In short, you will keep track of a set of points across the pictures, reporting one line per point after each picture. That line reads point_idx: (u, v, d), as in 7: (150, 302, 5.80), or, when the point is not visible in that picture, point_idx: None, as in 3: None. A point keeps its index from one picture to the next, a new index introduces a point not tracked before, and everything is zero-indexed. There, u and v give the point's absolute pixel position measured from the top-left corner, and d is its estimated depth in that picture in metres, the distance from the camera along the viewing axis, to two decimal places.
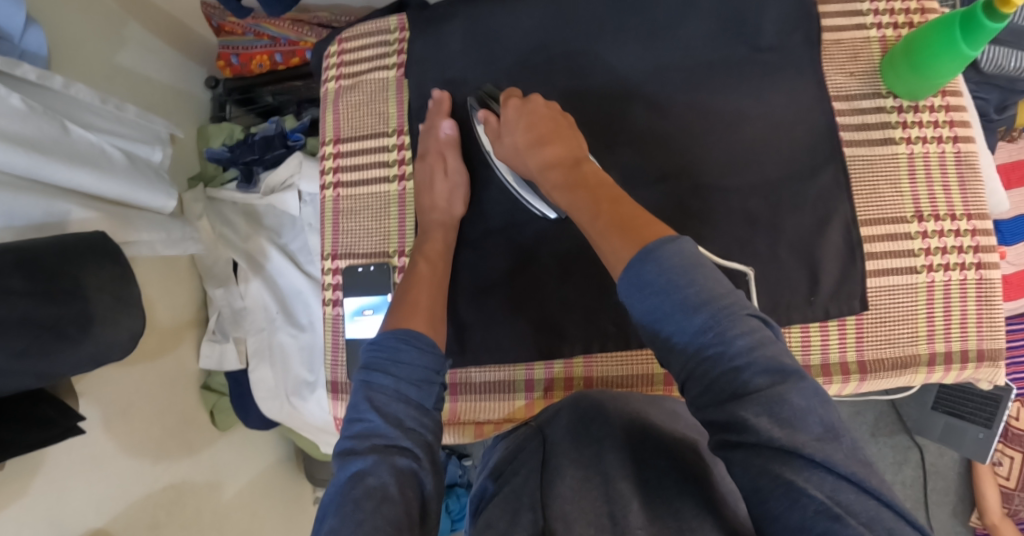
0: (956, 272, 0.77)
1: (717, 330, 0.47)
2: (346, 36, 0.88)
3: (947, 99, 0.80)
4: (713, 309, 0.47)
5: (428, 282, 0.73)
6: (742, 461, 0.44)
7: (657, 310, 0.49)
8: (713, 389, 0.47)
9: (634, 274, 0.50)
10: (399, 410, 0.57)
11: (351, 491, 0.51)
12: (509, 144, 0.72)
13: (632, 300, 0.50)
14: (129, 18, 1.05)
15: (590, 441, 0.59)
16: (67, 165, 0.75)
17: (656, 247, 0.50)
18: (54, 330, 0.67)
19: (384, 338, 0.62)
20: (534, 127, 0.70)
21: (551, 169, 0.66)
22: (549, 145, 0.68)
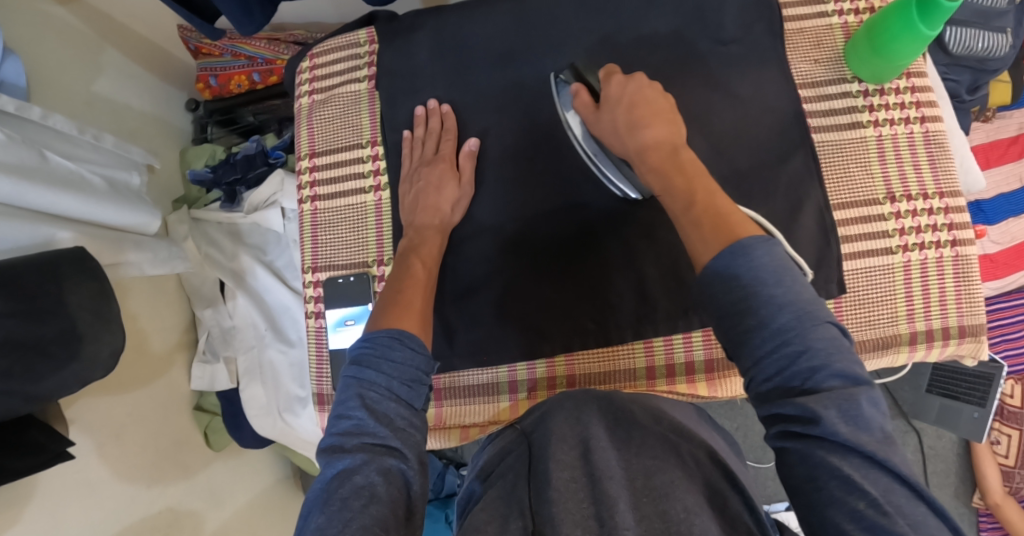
0: (932, 250, 0.77)
1: (799, 329, 0.47)
2: (318, 51, 0.89)
3: (912, 81, 0.81)
4: (798, 310, 0.48)
5: (416, 283, 0.71)
6: (802, 453, 0.45)
7: (742, 303, 0.49)
8: (785, 382, 0.47)
9: (724, 265, 0.51)
10: (387, 406, 0.57)
11: (338, 490, 0.51)
12: (608, 122, 0.68)
13: (720, 290, 0.51)
14: (107, 46, 1.07)
15: (580, 439, 0.57)
16: (49, 190, 0.76)
17: (752, 243, 0.51)
18: (37, 351, 0.68)
19: (378, 336, 0.62)
20: (637, 107, 0.67)
21: (649, 153, 0.64)
22: (651, 128, 0.65)
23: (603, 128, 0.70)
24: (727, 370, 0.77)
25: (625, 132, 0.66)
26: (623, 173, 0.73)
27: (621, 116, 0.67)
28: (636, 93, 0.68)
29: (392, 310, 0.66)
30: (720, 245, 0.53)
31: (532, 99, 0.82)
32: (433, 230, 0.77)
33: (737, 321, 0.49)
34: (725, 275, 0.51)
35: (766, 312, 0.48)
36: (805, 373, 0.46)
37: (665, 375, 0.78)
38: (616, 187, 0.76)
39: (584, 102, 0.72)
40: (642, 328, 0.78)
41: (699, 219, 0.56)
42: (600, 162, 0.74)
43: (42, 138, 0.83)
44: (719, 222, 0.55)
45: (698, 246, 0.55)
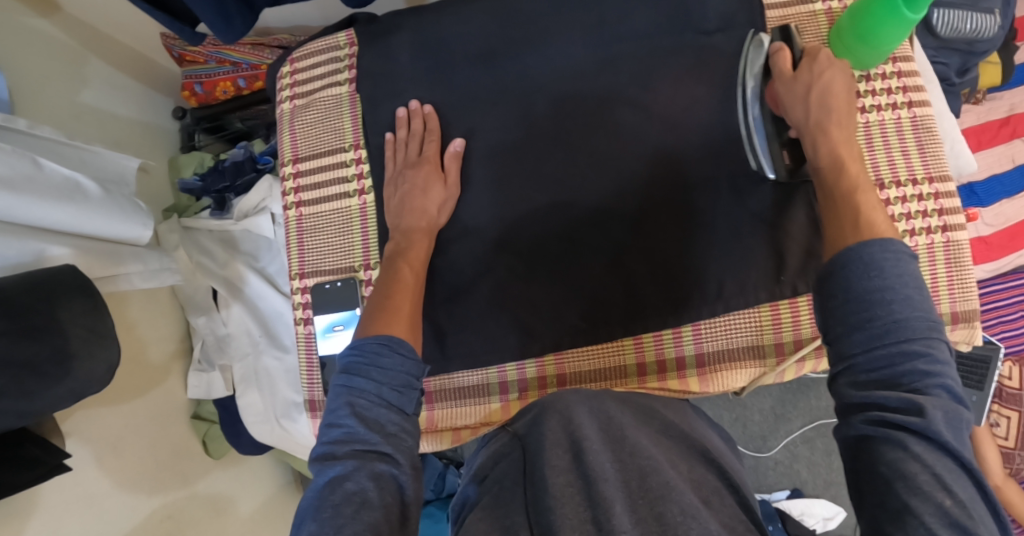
0: (923, 237, 0.77)
1: (924, 336, 0.48)
2: (298, 56, 0.89)
3: (898, 65, 0.80)
4: (927, 321, 0.49)
5: (406, 288, 0.71)
6: (892, 442, 0.45)
7: (879, 293, 0.50)
8: (888, 377, 0.48)
9: (874, 256, 0.51)
10: (382, 413, 0.57)
11: (330, 497, 0.51)
12: (801, 87, 0.68)
13: (861, 275, 0.51)
14: (90, 56, 1.06)
15: (572, 440, 0.57)
16: (41, 203, 0.76)
17: (901, 249, 0.52)
18: (31, 368, 0.68)
19: (366, 343, 0.62)
20: (829, 87, 0.67)
21: (827, 132, 0.64)
22: (834, 111, 0.65)
23: (788, 94, 0.68)
24: (718, 364, 0.77)
25: (815, 103, 0.66)
26: (775, 150, 0.71)
27: (813, 88, 0.67)
28: (834, 72, 0.68)
29: (378, 316, 0.66)
30: (881, 234, 0.54)
31: (517, 98, 0.81)
32: (421, 232, 0.77)
33: (866, 308, 0.50)
34: (870, 267, 0.51)
35: (898, 307, 0.49)
36: (916, 374, 0.47)
37: (656, 371, 0.78)
38: (754, 159, 0.74)
39: (783, 62, 0.70)
40: (633, 325, 0.77)
41: (856, 209, 0.58)
42: (754, 128, 0.72)
43: (32, 146, 0.83)
44: (870, 213, 0.56)
45: (847, 228, 0.56)
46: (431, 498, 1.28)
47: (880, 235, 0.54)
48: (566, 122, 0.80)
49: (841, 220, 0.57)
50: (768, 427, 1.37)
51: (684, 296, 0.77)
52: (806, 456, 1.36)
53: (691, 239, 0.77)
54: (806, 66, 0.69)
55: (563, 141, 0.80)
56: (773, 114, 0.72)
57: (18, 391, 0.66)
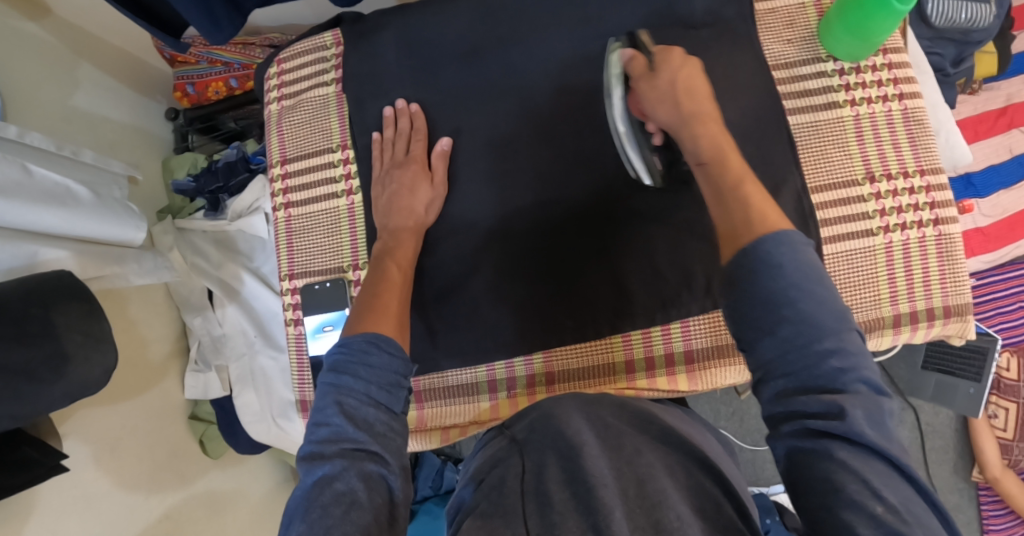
0: (914, 230, 0.76)
1: (836, 332, 0.47)
2: (284, 56, 0.88)
3: (889, 57, 0.79)
4: (837, 316, 0.48)
5: (395, 287, 0.71)
6: (819, 451, 0.44)
7: (785, 294, 0.48)
8: (808, 381, 0.47)
9: (768, 256, 0.49)
10: (369, 412, 0.57)
11: (319, 497, 0.51)
12: (664, 86, 0.66)
13: (765, 277, 0.49)
14: (83, 61, 1.06)
15: (567, 444, 0.55)
16: (33, 208, 0.76)
17: (796, 241, 0.50)
18: (26, 373, 0.68)
19: (353, 342, 0.62)
20: (693, 84, 0.65)
21: (699, 124, 0.63)
22: (701, 103, 0.64)
23: (651, 94, 0.66)
24: (707, 360, 0.76)
25: (680, 99, 0.64)
26: (648, 155, 0.70)
27: (674, 84, 0.65)
28: (690, 69, 0.67)
29: (369, 313, 0.66)
30: (775, 225, 0.52)
31: (503, 96, 0.81)
32: (410, 231, 0.77)
33: (773, 309, 0.48)
34: (771, 266, 0.49)
35: (803, 306, 0.48)
36: (835, 375, 0.46)
37: (644, 368, 0.78)
38: (631, 170, 0.73)
39: (638, 67, 0.69)
40: (619, 323, 0.78)
41: (747, 200, 0.55)
42: (625, 139, 0.70)
43: (25, 153, 0.83)
44: (761, 207, 0.54)
45: (741, 229, 0.53)
46: (429, 494, 1.28)
47: (775, 228, 0.51)
48: (552, 119, 0.80)
49: (732, 220, 0.55)
50: None
51: (673, 293, 0.77)
52: None
53: (679, 237, 0.76)
54: (663, 67, 0.67)
55: (550, 139, 0.80)
56: (640, 121, 0.70)
57: (13, 396, 0.66)
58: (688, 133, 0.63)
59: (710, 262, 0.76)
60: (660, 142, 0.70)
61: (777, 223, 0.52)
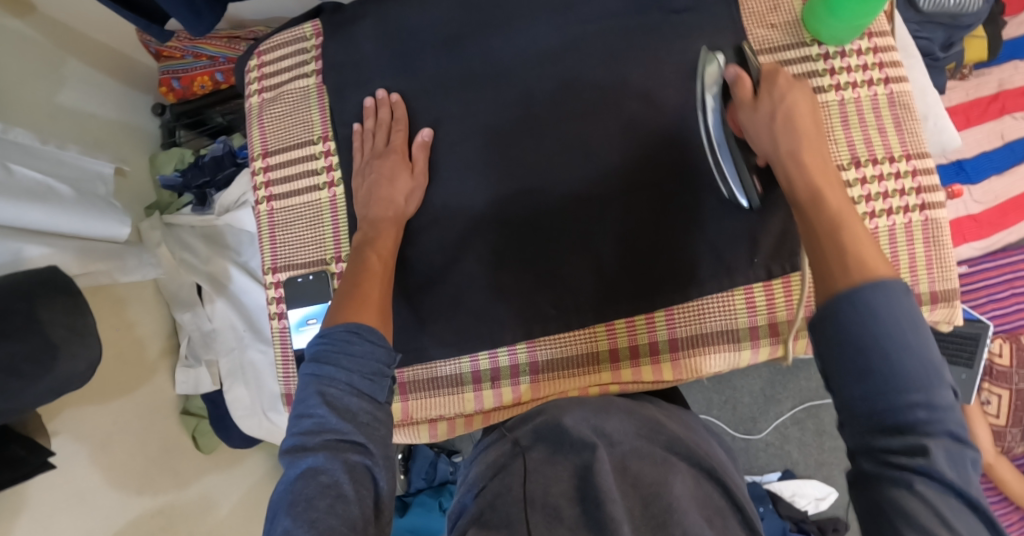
0: (900, 215, 0.76)
1: (926, 382, 0.45)
2: (265, 48, 0.88)
3: (874, 40, 0.78)
4: (928, 364, 0.46)
5: (380, 279, 0.71)
6: (895, 480, 0.43)
7: (879, 337, 0.46)
8: (886, 419, 0.45)
9: (867, 302, 0.47)
10: (352, 400, 0.57)
11: (304, 492, 0.51)
12: (766, 115, 0.65)
13: (848, 314, 0.47)
14: (67, 56, 1.05)
15: (581, 460, 0.54)
16: (14, 204, 0.76)
17: (895, 287, 0.47)
18: (9, 368, 0.67)
19: (334, 331, 0.61)
20: (794, 116, 0.64)
21: (801, 157, 0.62)
22: (804, 137, 0.63)
23: (755, 122, 0.66)
24: (691, 348, 0.76)
25: (781, 129, 0.64)
26: (744, 175, 0.70)
27: (778, 114, 0.65)
28: (797, 96, 0.66)
29: (352, 304, 0.65)
30: (875, 274, 0.49)
31: (485, 85, 0.80)
32: (392, 222, 0.77)
33: (861, 355, 0.46)
34: (863, 309, 0.47)
35: (897, 351, 0.45)
36: (918, 420, 0.44)
37: (628, 357, 0.78)
38: (726, 186, 0.72)
39: (743, 89, 0.68)
40: (604, 310, 0.77)
41: (835, 244, 0.53)
42: (720, 155, 0.70)
43: (6, 151, 0.83)
44: (858, 255, 0.51)
45: (836, 267, 0.52)
46: (423, 486, 1.28)
47: (876, 275, 0.49)
48: (536, 108, 0.79)
49: (829, 261, 0.53)
50: (758, 409, 1.37)
51: (656, 280, 0.76)
52: (797, 437, 1.36)
53: (665, 227, 0.76)
54: (767, 93, 0.67)
55: (533, 128, 0.79)
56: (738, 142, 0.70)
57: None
58: (790, 164, 0.62)
59: (783, 246, 0.74)
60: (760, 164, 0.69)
61: (881, 272, 0.49)
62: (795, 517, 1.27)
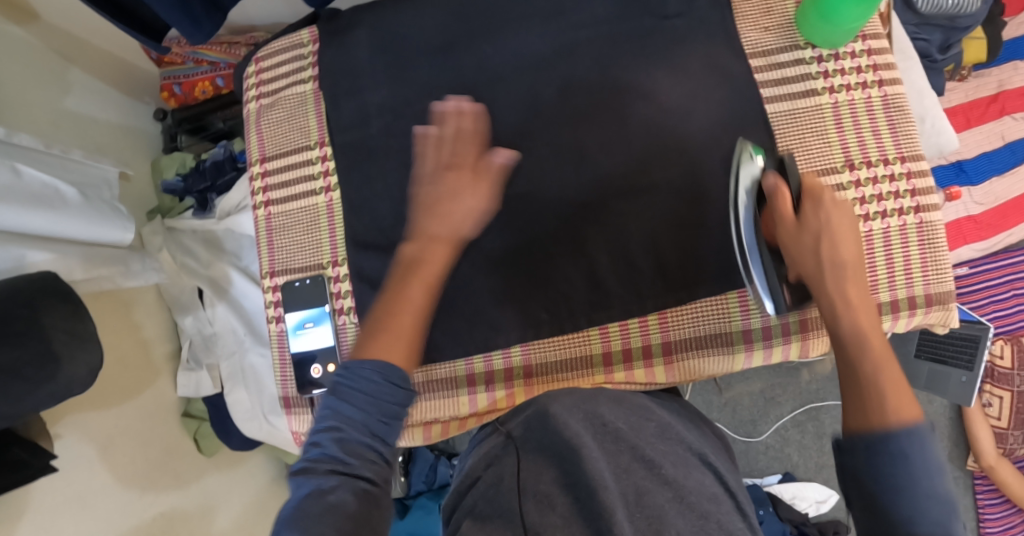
0: (895, 218, 0.75)
1: (946, 522, 0.48)
2: (263, 55, 0.89)
3: (868, 43, 0.78)
4: (951, 508, 0.48)
5: (410, 307, 0.62)
6: None
7: (910, 486, 0.48)
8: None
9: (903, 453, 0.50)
10: (364, 442, 0.53)
11: (309, 512, 0.48)
12: (809, 245, 0.63)
13: (886, 462, 0.50)
14: (72, 65, 1.07)
15: (567, 447, 0.54)
16: (20, 209, 0.76)
17: (925, 435, 0.50)
18: (12, 373, 0.68)
19: (360, 368, 0.56)
20: (838, 244, 0.62)
21: (844, 288, 0.61)
22: (848, 274, 0.62)
23: (794, 245, 0.64)
24: (686, 351, 0.77)
25: (826, 261, 0.62)
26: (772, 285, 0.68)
27: (823, 247, 0.62)
28: (842, 218, 0.63)
29: (375, 333, 0.59)
30: (908, 416, 0.52)
31: (479, 90, 0.81)
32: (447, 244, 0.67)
33: (893, 495, 0.49)
34: (900, 461, 0.49)
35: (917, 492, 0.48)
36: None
37: (622, 360, 0.78)
38: (753, 290, 0.71)
39: (784, 204, 0.64)
40: (596, 314, 0.78)
41: (874, 388, 0.55)
42: (752, 261, 0.69)
43: (12, 152, 0.83)
44: (898, 393, 0.54)
45: (875, 414, 0.53)
46: (423, 489, 1.29)
47: (909, 421, 0.51)
48: (529, 113, 0.80)
49: (867, 401, 0.54)
50: (758, 411, 1.37)
51: (649, 283, 0.77)
52: (797, 440, 1.36)
53: (656, 231, 0.76)
54: (811, 212, 0.63)
55: (526, 133, 0.79)
56: (769, 249, 0.68)
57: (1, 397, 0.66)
58: (836, 300, 0.61)
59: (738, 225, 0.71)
60: (793, 279, 0.66)
61: (913, 415, 0.52)
62: (795, 519, 1.24)
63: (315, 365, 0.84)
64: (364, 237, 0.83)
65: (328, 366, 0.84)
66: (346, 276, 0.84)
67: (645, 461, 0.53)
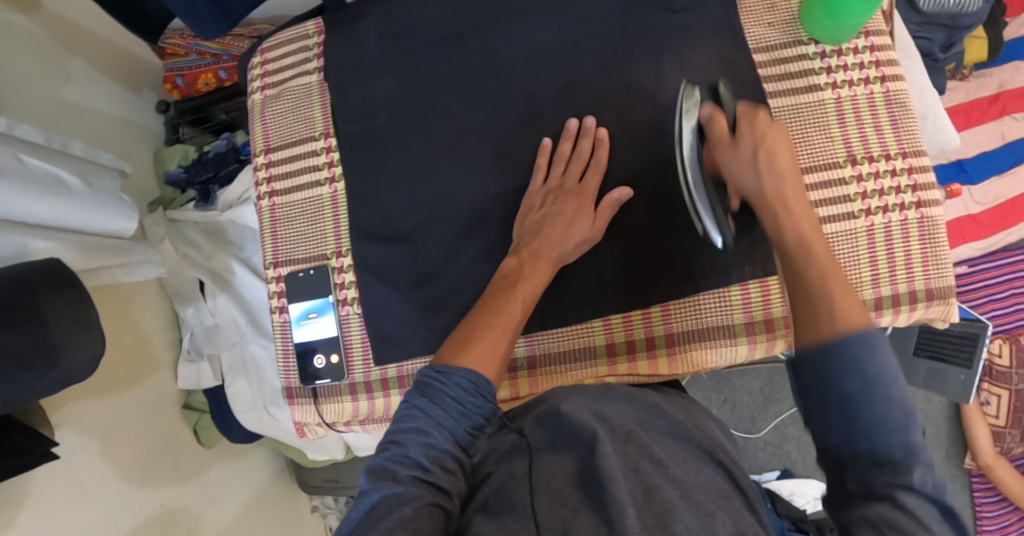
0: (896, 213, 0.75)
1: (897, 412, 0.46)
2: (268, 46, 0.90)
3: (871, 39, 0.79)
4: (909, 409, 0.47)
5: (503, 325, 0.66)
6: (876, 513, 0.44)
7: (852, 375, 0.47)
8: (864, 454, 0.46)
9: (836, 344, 0.49)
10: (446, 452, 0.55)
11: (386, 516, 0.50)
12: (749, 157, 0.67)
13: (827, 362, 0.49)
14: (72, 54, 1.05)
15: (584, 444, 0.54)
16: (25, 195, 0.76)
17: (870, 337, 0.49)
18: (14, 361, 0.67)
19: (455, 375, 0.59)
20: (773, 157, 0.67)
21: (787, 197, 0.65)
22: (789, 191, 0.65)
23: (733, 161, 0.69)
24: (689, 343, 0.77)
25: (764, 169, 0.66)
26: (721, 218, 0.70)
27: (756, 156, 0.67)
28: (776, 136, 0.68)
29: (468, 346, 0.63)
30: (859, 323, 0.51)
31: (483, 84, 0.81)
32: (545, 261, 0.73)
33: (845, 390, 0.47)
34: (853, 363, 0.48)
35: (871, 384, 0.47)
36: (899, 457, 0.45)
37: (625, 352, 0.78)
38: (700, 223, 0.72)
39: (718, 129, 0.70)
40: (599, 307, 0.79)
41: (817, 287, 0.56)
42: (696, 193, 0.70)
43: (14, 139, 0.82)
44: (844, 301, 0.54)
45: (824, 318, 0.53)
46: None
47: (858, 324, 0.51)
48: (535, 107, 0.80)
49: (817, 314, 0.54)
50: (757, 408, 1.37)
51: (652, 276, 0.77)
52: (796, 436, 1.37)
53: (658, 225, 0.77)
54: (746, 130, 0.68)
55: (531, 126, 0.80)
56: (713, 183, 0.71)
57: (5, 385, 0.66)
58: (779, 207, 0.64)
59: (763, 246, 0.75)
60: (736, 194, 0.71)
61: (861, 320, 0.51)
62: (793, 516, 1.19)
63: (317, 355, 0.85)
64: (369, 229, 0.83)
65: (330, 356, 0.84)
66: (350, 267, 0.84)
67: (655, 460, 0.53)
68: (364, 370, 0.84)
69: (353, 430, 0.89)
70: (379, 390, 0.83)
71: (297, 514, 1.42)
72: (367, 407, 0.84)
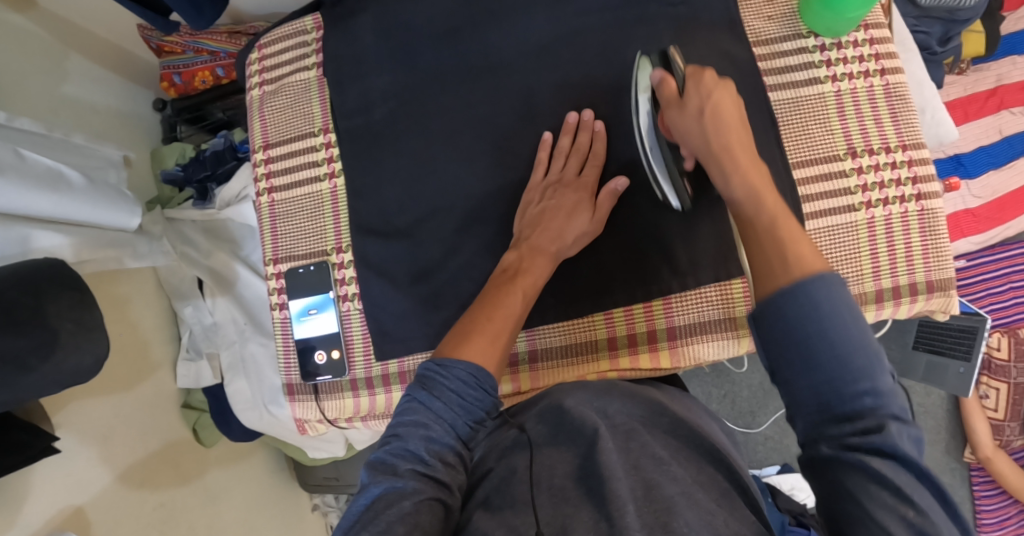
0: (896, 205, 0.76)
1: (867, 366, 0.46)
2: (265, 42, 0.90)
3: (870, 31, 0.79)
4: (870, 352, 0.47)
5: (504, 317, 0.66)
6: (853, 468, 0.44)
7: (820, 334, 0.47)
8: (834, 408, 0.47)
9: (796, 297, 0.48)
10: (447, 446, 0.55)
11: (386, 510, 0.50)
12: (695, 113, 0.64)
13: (794, 315, 0.48)
14: (70, 51, 1.04)
15: (588, 441, 0.54)
16: (25, 193, 0.76)
17: (832, 282, 0.48)
18: (14, 357, 0.66)
19: (456, 369, 0.58)
20: (719, 116, 0.63)
21: (731, 152, 0.62)
22: (731, 133, 0.63)
23: (678, 124, 0.66)
24: (690, 336, 0.77)
25: (709, 128, 0.63)
26: (675, 179, 0.71)
27: (701, 112, 0.64)
28: (724, 92, 0.65)
29: (467, 339, 0.62)
30: (813, 270, 0.50)
31: (483, 79, 0.81)
32: (544, 256, 0.73)
33: (805, 345, 0.47)
34: (816, 328, 0.47)
35: (835, 345, 0.47)
36: (866, 408, 0.46)
37: (626, 346, 0.78)
38: (659, 189, 0.74)
39: (668, 90, 0.68)
40: (600, 300, 0.78)
41: (772, 241, 0.54)
42: (652, 156, 0.71)
43: (19, 136, 0.83)
44: (794, 247, 0.53)
45: (778, 267, 0.52)
46: None
47: (813, 272, 0.50)
48: (534, 102, 0.80)
49: (767, 254, 0.54)
50: (757, 403, 1.37)
51: (653, 269, 0.77)
52: None
53: (658, 219, 0.77)
54: (691, 89, 0.65)
55: (532, 121, 0.80)
56: (667, 143, 0.70)
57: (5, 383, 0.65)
58: (723, 162, 0.62)
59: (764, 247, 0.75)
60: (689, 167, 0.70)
61: (817, 266, 0.50)
62: (793, 509, 1.19)
63: (317, 352, 0.84)
64: (369, 224, 0.83)
65: (331, 352, 0.84)
66: (350, 263, 0.84)
67: (656, 458, 0.53)
68: (365, 366, 0.84)
69: (355, 426, 0.88)
70: (380, 386, 0.83)
71: (298, 511, 1.42)
72: (368, 403, 0.84)
